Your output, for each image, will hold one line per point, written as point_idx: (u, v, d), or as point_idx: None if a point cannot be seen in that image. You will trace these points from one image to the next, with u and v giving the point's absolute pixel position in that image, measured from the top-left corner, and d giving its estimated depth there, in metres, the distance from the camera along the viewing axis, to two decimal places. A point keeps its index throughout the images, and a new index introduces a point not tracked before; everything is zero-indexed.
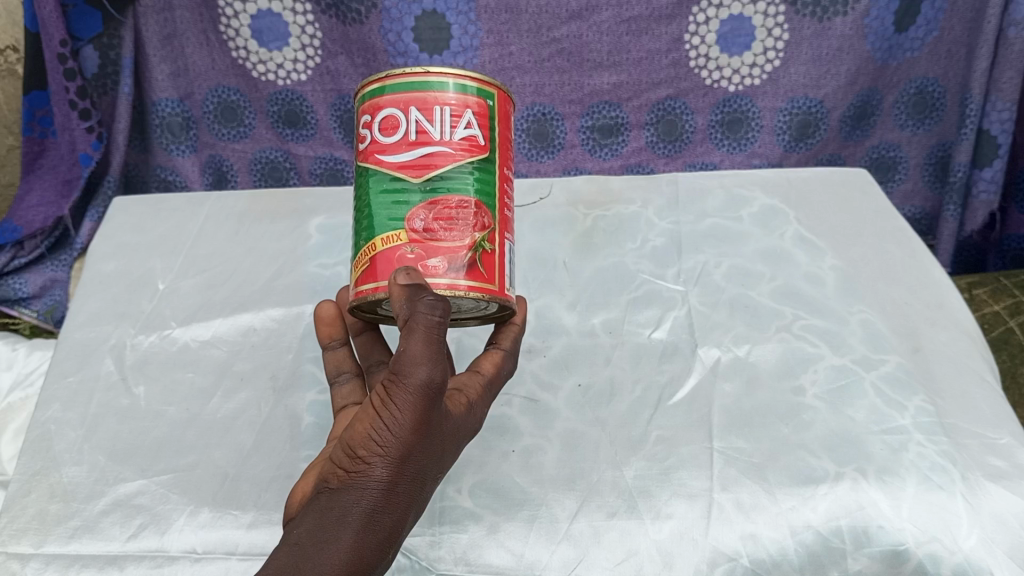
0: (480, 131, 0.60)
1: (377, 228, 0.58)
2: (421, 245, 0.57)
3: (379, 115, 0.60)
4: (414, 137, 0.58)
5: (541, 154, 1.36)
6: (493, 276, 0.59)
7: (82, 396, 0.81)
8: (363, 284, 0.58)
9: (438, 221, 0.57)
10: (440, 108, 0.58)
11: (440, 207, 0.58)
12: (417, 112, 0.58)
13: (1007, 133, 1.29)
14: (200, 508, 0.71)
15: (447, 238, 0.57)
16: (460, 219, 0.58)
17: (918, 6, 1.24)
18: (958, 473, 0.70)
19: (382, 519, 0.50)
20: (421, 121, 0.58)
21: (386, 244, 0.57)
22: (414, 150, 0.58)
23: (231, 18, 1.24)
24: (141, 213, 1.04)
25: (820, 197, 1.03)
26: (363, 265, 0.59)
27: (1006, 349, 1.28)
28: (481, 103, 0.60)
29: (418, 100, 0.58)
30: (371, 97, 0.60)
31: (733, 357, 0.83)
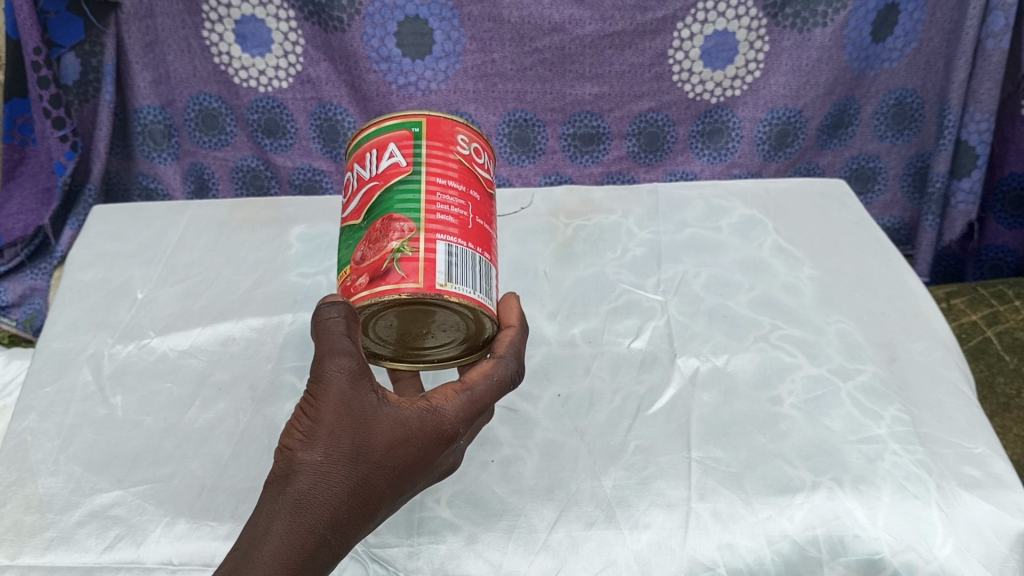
0: (402, 155, 0.63)
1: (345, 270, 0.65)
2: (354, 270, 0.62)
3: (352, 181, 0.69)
4: (358, 186, 0.66)
5: (522, 158, 1.38)
6: (415, 276, 0.58)
7: (59, 407, 0.80)
8: None
9: (366, 244, 0.61)
10: (371, 153, 0.65)
11: (369, 232, 0.62)
12: (360, 165, 0.66)
13: (984, 143, 1.30)
14: (176, 519, 0.71)
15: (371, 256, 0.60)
16: (381, 234, 0.61)
17: (895, 17, 1.25)
18: (934, 482, 0.70)
19: (318, 502, 0.56)
20: (361, 171, 0.66)
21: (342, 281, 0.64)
22: (357, 196, 0.65)
23: (215, 23, 1.24)
24: (121, 221, 1.04)
25: (798, 208, 1.05)
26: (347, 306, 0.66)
27: (983, 359, 1.30)
28: (403, 133, 0.65)
29: (360, 156, 0.67)
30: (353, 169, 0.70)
31: (711, 367, 0.83)
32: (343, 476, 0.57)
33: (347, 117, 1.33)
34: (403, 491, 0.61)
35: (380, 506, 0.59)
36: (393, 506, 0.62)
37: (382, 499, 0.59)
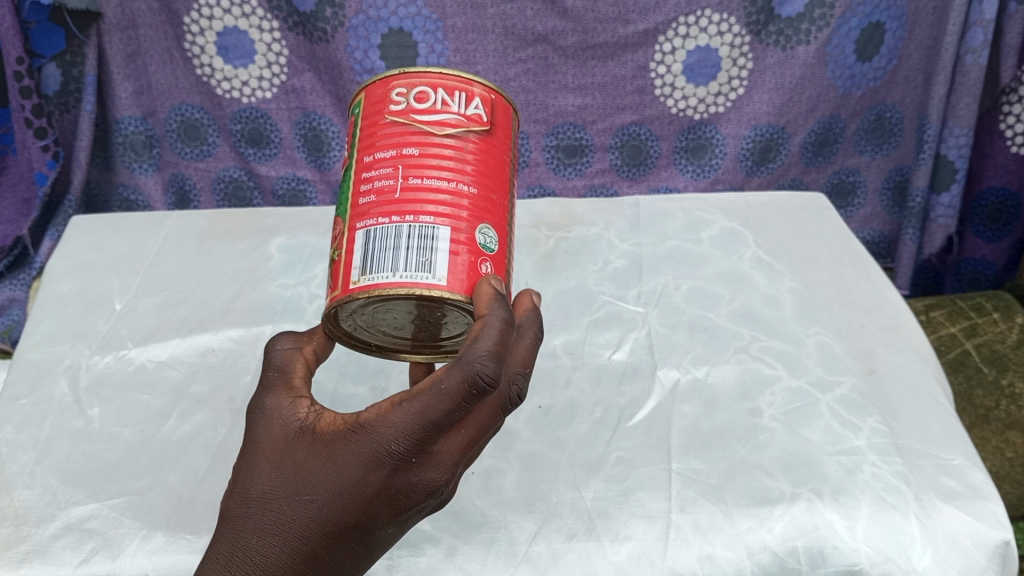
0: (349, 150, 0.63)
1: None
2: None
3: None
4: None
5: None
6: (338, 282, 0.58)
7: (35, 418, 0.79)
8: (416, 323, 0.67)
9: None
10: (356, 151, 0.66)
11: None
12: None
13: (964, 158, 1.31)
14: (153, 532, 0.70)
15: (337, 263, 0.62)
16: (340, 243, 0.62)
17: (880, 36, 1.26)
18: (912, 493, 0.70)
19: (227, 543, 0.55)
20: None
21: None
22: None
23: (197, 35, 1.24)
24: (100, 232, 1.03)
25: (777, 221, 1.05)
26: None
27: (962, 372, 1.31)
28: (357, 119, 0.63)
29: None
30: None
31: (691, 378, 0.83)
32: (252, 516, 0.55)
33: (331, 127, 1.33)
34: (344, 525, 0.54)
35: (309, 543, 0.54)
36: (345, 542, 0.55)
37: (306, 535, 0.54)
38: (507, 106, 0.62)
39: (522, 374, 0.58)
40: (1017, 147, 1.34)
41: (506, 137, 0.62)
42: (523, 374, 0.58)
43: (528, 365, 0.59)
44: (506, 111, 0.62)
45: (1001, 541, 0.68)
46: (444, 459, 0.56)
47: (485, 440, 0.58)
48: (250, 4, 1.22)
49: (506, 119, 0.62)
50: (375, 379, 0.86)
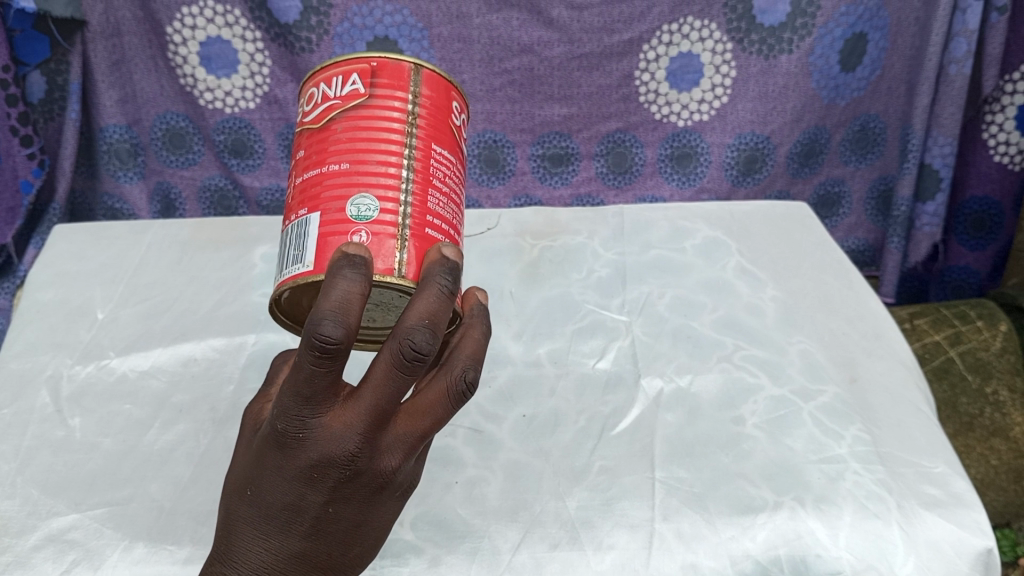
0: None
1: None
2: None
3: None
4: None
5: (492, 179, 1.38)
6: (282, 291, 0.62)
7: (16, 429, 0.79)
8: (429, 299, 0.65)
9: None
10: None
11: None
12: None
13: (948, 167, 1.33)
14: (134, 543, 0.69)
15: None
16: None
17: (863, 47, 1.27)
18: (894, 501, 0.71)
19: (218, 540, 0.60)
20: None
21: None
22: None
23: (179, 45, 1.23)
24: (82, 241, 1.03)
25: (760, 229, 1.06)
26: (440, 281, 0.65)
27: (946, 379, 1.32)
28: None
29: None
30: None
31: (674, 387, 0.83)
32: (227, 514, 0.60)
33: None
34: (273, 506, 0.56)
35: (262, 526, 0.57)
36: (295, 521, 0.57)
37: (258, 519, 0.57)
38: (400, 66, 0.61)
39: (423, 327, 0.51)
40: (999, 156, 1.36)
41: (400, 99, 0.60)
42: (425, 329, 0.52)
43: (429, 318, 0.52)
44: (400, 73, 0.61)
45: (983, 549, 0.68)
46: (343, 432, 0.54)
47: (390, 396, 0.53)
48: (234, 14, 1.21)
49: (399, 81, 0.60)
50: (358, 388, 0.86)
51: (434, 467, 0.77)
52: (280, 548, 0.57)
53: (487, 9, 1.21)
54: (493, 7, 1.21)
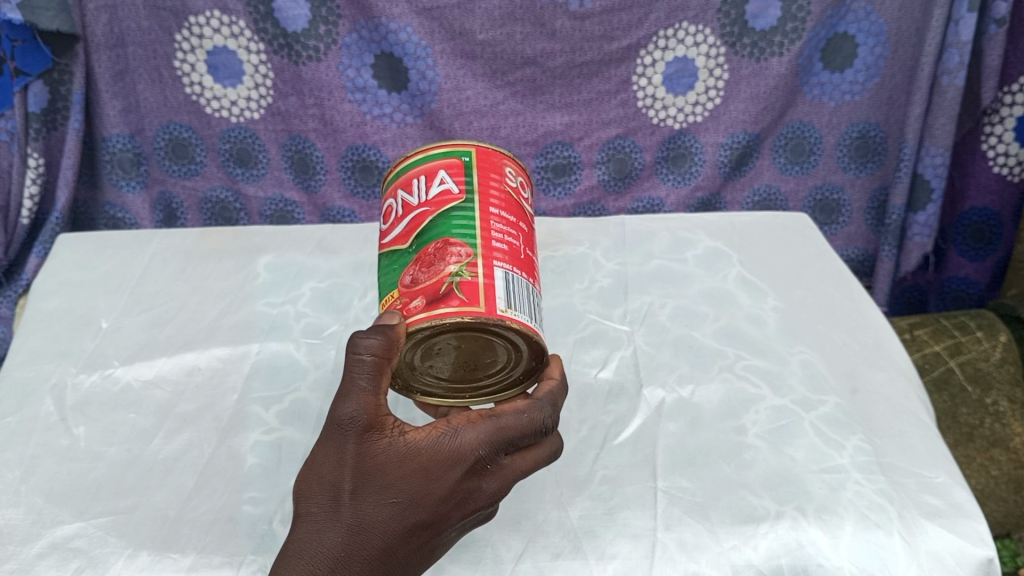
0: (451, 183, 0.67)
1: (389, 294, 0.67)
2: (404, 296, 0.63)
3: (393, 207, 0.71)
4: (401, 211, 0.68)
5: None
6: (477, 300, 0.61)
7: (21, 437, 0.79)
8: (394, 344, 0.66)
9: (420, 270, 0.63)
10: (415, 180, 0.68)
11: (420, 258, 0.64)
12: (402, 192, 0.69)
13: (939, 177, 1.33)
14: (138, 551, 0.69)
15: (423, 281, 0.63)
16: (432, 261, 0.63)
17: (845, 45, 1.28)
18: (895, 511, 0.71)
19: (324, 536, 0.60)
20: (405, 198, 0.69)
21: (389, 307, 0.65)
22: (403, 220, 0.68)
23: (187, 53, 1.25)
24: (87, 250, 1.04)
25: (761, 240, 1.07)
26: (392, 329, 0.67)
27: (946, 390, 1.33)
28: (455, 161, 0.68)
29: (401, 183, 0.70)
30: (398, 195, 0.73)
31: (677, 398, 0.84)
32: (341, 518, 0.61)
33: (317, 151, 1.35)
34: (419, 524, 0.61)
35: (399, 537, 0.61)
36: (426, 539, 0.62)
37: (396, 530, 0.61)
38: None
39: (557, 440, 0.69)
40: (999, 168, 1.36)
41: None
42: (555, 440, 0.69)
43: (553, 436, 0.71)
44: None
45: (984, 558, 0.68)
46: (505, 476, 0.64)
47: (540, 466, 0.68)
48: (238, 24, 1.23)
49: None
50: None
51: None
52: (408, 562, 0.62)
53: (491, 25, 1.22)
54: (497, 22, 1.22)
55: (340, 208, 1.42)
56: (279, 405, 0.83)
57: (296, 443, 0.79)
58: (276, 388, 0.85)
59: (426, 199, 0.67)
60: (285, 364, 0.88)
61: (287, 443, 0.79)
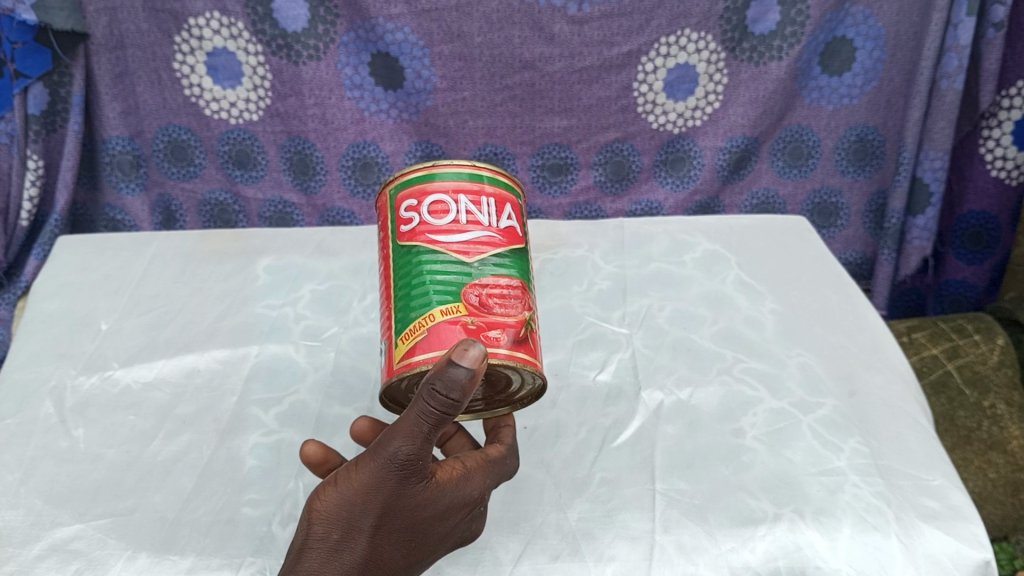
0: (516, 223, 0.70)
1: (433, 299, 0.63)
2: (479, 318, 0.63)
3: (427, 200, 0.68)
4: (464, 220, 0.67)
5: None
6: (539, 356, 0.66)
7: (20, 438, 0.79)
8: (414, 353, 0.62)
9: (491, 298, 0.65)
10: (483, 199, 0.69)
11: (490, 286, 0.65)
12: (466, 200, 0.68)
13: (938, 181, 1.34)
14: (138, 553, 0.69)
15: (500, 313, 0.64)
16: (509, 298, 0.65)
17: (843, 49, 1.28)
18: (892, 514, 0.71)
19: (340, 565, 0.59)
20: (470, 209, 0.68)
21: (446, 315, 0.63)
22: (466, 230, 0.66)
23: (186, 56, 1.25)
24: (87, 252, 1.04)
25: (759, 243, 1.07)
26: (415, 334, 0.63)
27: (943, 393, 1.33)
28: (516, 201, 0.72)
29: (464, 191, 0.68)
30: (417, 182, 0.69)
31: (675, 400, 0.84)
32: (360, 549, 0.60)
33: (316, 152, 1.35)
34: (416, 561, 0.63)
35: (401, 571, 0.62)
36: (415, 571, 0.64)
37: (402, 565, 0.62)
38: None
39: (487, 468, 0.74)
40: (997, 171, 1.37)
41: None
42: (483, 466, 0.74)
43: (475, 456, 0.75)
44: None
45: (981, 561, 0.68)
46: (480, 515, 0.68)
47: None
48: (237, 26, 1.24)
49: None
50: (361, 400, 0.85)
51: None
52: None
53: (489, 28, 1.23)
54: (495, 25, 1.23)
55: (340, 209, 1.41)
56: (279, 407, 0.83)
57: (295, 445, 0.80)
58: (276, 390, 0.85)
59: (497, 224, 0.68)
60: (285, 366, 0.88)
61: (287, 445, 0.80)
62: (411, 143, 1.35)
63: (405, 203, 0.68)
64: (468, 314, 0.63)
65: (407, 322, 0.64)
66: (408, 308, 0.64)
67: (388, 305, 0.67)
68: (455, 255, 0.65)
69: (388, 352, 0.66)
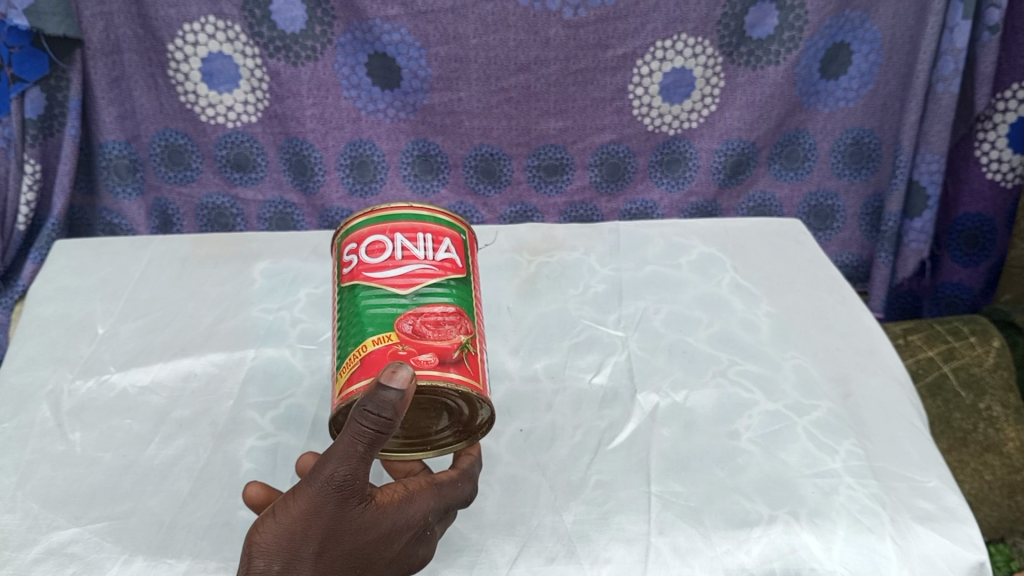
0: (456, 255, 0.70)
1: (367, 332, 0.64)
2: (411, 343, 0.63)
3: (364, 243, 0.69)
4: (400, 256, 0.68)
5: (429, 186, 1.40)
6: (478, 376, 0.64)
7: (17, 442, 0.79)
8: (350, 385, 0.62)
9: (424, 324, 0.64)
10: (422, 235, 0.70)
11: (425, 315, 0.65)
12: (402, 237, 0.69)
13: (936, 184, 1.34)
14: (134, 556, 0.69)
15: (433, 337, 0.63)
16: (445, 323, 0.65)
17: (844, 55, 1.29)
18: (887, 515, 0.71)
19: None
20: (407, 244, 0.69)
21: (376, 345, 0.63)
22: (401, 266, 0.67)
23: (181, 62, 1.26)
24: (84, 256, 1.05)
25: (753, 246, 1.08)
26: (351, 367, 0.63)
27: (940, 395, 1.33)
28: (458, 235, 0.72)
29: (402, 228, 0.70)
30: (358, 229, 0.71)
31: (671, 402, 0.84)
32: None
33: (314, 153, 1.35)
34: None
35: None
36: None
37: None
38: None
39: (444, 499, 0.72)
40: (992, 174, 1.37)
41: None
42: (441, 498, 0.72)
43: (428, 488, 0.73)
44: None
45: (976, 563, 0.68)
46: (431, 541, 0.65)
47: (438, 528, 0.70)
48: (233, 29, 1.24)
49: None
50: None
51: None
52: None
53: (484, 30, 1.24)
54: (490, 27, 1.24)
55: (338, 209, 1.41)
56: (275, 410, 0.83)
57: (291, 448, 0.80)
58: (272, 394, 0.85)
59: (435, 256, 0.69)
60: (281, 370, 0.88)
61: (283, 449, 0.80)
62: (408, 142, 1.35)
63: (348, 248, 0.70)
64: (399, 341, 0.63)
65: (345, 357, 0.64)
66: (347, 343, 0.65)
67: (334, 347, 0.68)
68: (390, 289, 0.66)
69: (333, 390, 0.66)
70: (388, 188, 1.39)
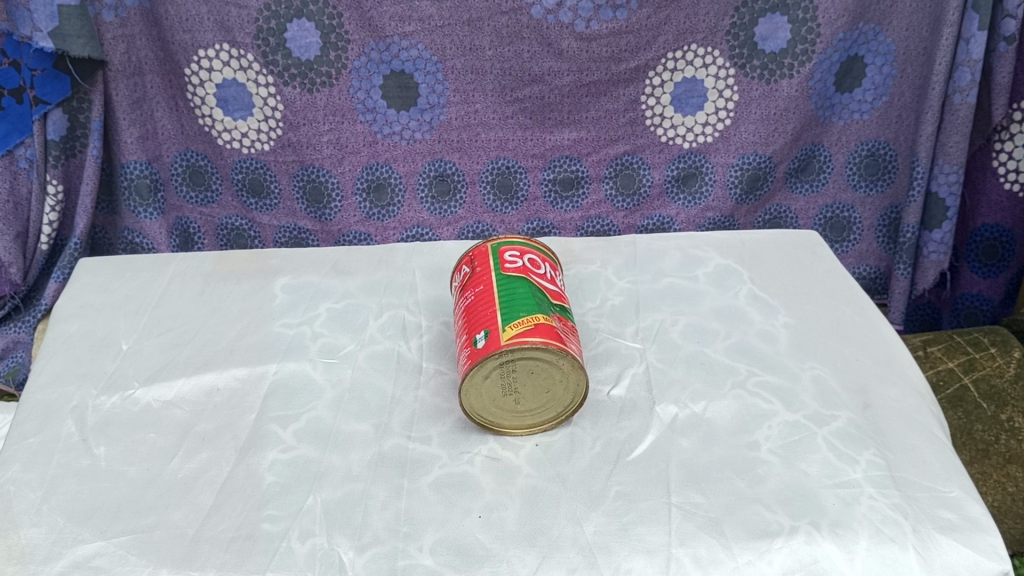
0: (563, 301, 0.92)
1: (536, 308, 0.80)
2: (564, 333, 0.81)
3: (526, 257, 0.88)
4: (550, 278, 0.88)
5: (447, 207, 1.40)
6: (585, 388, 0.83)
7: (43, 457, 0.81)
8: (524, 332, 0.77)
9: (567, 327, 0.83)
10: (557, 276, 0.91)
11: (565, 321, 0.84)
12: (548, 268, 0.90)
13: (954, 195, 1.35)
14: (158, 569, 0.69)
15: (574, 339, 0.82)
16: (574, 332, 0.84)
17: (861, 69, 1.31)
18: (909, 526, 0.71)
19: None
20: (551, 274, 0.89)
21: (545, 320, 0.79)
22: (552, 285, 0.87)
23: (198, 86, 1.28)
24: (107, 274, 1.07)
25: (772, 257, 1.08)
26: (526, 324, 0.78)
27: (961, 407, 1.31)
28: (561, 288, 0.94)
29: (550, 263, 0.91)
30: (519, 245, 0.90)
31: (689, 414, 0.84)
32: None
33: (330, 179, 1.36)
34: None
35: None
36: None
37: None
38: None
39: None
40: (1009, 184, 1.38)
41: None
42: None
43: None
44: None
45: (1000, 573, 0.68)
46: None
47: None
48: (246, 57, 1.27)
49: None
50: (378, 416, 0.85)
51: (452, 493, 0.76)
52: None
53: (499, 42, 1.26)
54: (505, 40, 1.26)
55: (355, 232, 1.41)
56: (297, 423, 0.84)
57: (312, 460, 0.80)
58: (294, 407, 0.86)
59: (564, 291, 0.90)
60: (303, 384, 0.89)
61: (305, 461, 0.80)
62: (425, 163, 1.36)
63: (509, 254, 0.88)
64: (556, 325, 0.80)
65: (514, 317, 0.79)
66: (512, 308, 0.80)
67: (486, 309, 0.81)
68: (544, 292, 0.84)
69: (487, 336, 0.78)
70: (406, 211, 1.40)
